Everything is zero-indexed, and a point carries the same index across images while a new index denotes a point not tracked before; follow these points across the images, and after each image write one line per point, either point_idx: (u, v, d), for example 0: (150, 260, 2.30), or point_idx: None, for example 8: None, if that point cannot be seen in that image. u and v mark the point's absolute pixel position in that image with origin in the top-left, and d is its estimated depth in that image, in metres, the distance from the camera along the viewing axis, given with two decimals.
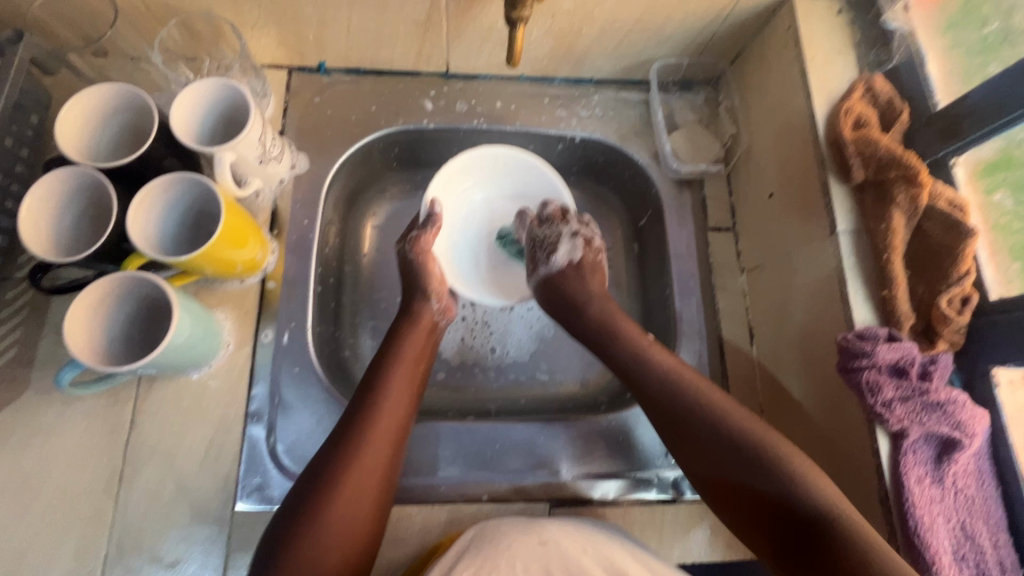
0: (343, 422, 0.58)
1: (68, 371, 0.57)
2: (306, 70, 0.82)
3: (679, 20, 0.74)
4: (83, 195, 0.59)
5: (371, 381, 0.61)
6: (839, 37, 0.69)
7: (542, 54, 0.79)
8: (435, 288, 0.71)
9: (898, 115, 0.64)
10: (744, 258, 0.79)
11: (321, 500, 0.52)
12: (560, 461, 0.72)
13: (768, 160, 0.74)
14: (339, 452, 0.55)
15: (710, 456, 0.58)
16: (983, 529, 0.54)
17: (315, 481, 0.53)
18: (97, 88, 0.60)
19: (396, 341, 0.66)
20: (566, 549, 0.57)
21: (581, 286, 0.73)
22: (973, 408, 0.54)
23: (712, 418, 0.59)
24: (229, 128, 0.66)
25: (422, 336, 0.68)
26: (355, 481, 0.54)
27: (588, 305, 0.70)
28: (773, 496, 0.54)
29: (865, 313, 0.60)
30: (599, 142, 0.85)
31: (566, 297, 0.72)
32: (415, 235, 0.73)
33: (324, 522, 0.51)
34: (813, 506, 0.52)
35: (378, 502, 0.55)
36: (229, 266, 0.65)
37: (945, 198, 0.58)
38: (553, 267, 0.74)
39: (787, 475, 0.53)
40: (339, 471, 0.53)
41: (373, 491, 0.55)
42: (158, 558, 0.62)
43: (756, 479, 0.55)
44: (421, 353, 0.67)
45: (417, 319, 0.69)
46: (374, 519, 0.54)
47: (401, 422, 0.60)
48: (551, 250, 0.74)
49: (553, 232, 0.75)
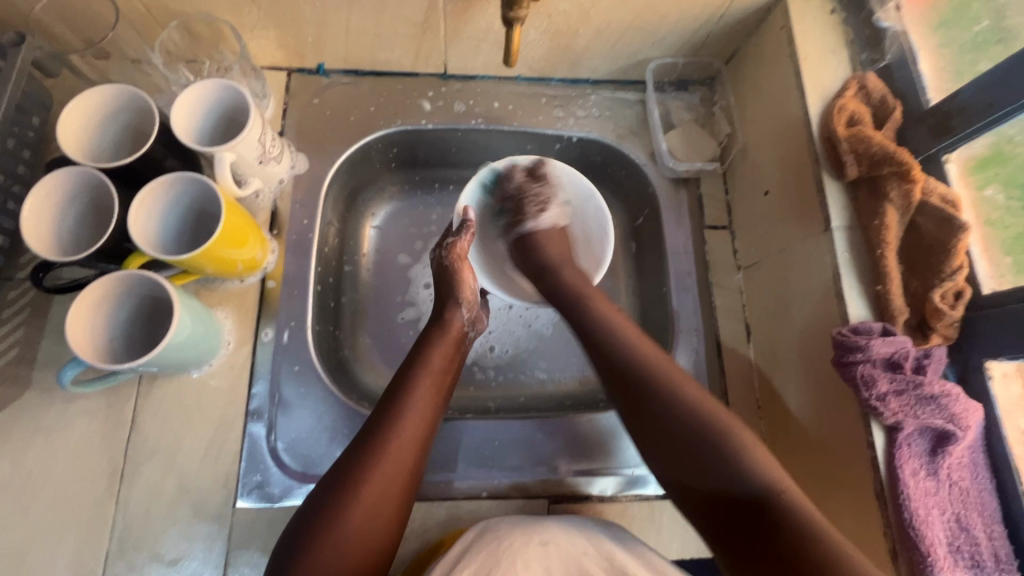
0: (365, 430, 0.57)
1: (71, 368, 0.57)
2: (305, 72, 0.82)
3: (674, 21, 0.74)
4: (86, 196, 0.60)
5: (395, 390, 0.60)
6: (832, 36, 0.70)
7: (539, 55, 0.80)
8: (467, 296, 0.71)
9: (891, 113, 0.65)
10: (740, 256, 0.80)
11: (341, 509, 0.51)
12: (559, 457, 0.73)
13: (763, 158, 0.75)
14: (360, 462, 0.54)
15: (660, 425, 0.56)
16: (978, 521, 0.54)
17: (336, 490, 0.53)
18: (96, 91, 0.61)
19: (425, 349, 0.65)
20: (566, 550, 0.57)
21: (559, 245, 0.77)
22: (967, 401, 0.55)
23: (676, 403, 0.56)
24: (229, 129, 0.67)
25: (450, 346, 0.66)
26: (377, 492, 0.53)
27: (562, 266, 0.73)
28: (709, 466, 0.53)
29: (859, 308, 0.61)
30: (596, 141, 0.86)
31: (545, 255, 0.75)
32: (452, 242, 0.72)
33: (344, 532, 0.51)
34: (759, 483, 0.51)
35: (397, 514, 0.54)
36: (229, 266, 0.66)
37: (937, 194, 0.59)
38: (541, 223, 0.78)
39: (724, 449, 0.53)
40: (360, 481, 0.53)
41: (395, 501, 0.54)
42: (159, 556, 0.63)
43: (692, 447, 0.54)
44: (449, 364, 0.65)
45: (448, 326, 0.68)
46: (393, 529, 0.54)
47: (425, 432, 0.59)
48: (541, 208, 0.78)
49: (546, 191, 0.79)
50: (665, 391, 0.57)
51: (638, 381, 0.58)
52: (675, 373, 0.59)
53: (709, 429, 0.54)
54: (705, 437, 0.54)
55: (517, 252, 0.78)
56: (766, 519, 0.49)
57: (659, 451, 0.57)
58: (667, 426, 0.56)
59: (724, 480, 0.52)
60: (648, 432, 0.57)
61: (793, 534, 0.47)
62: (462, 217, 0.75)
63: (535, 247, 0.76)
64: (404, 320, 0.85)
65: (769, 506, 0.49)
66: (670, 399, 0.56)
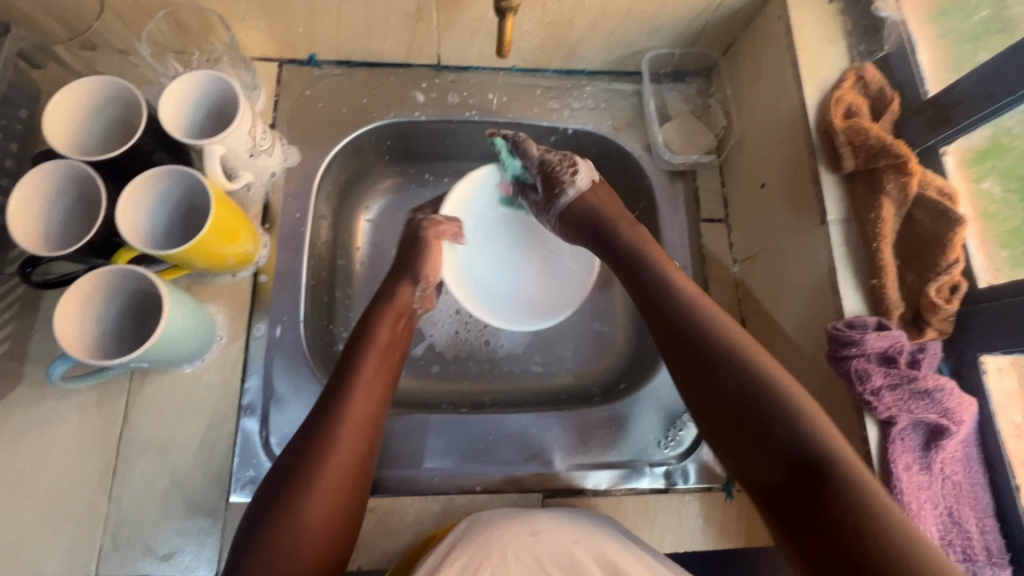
0: (316, 412, 0.57)
1: (60, 364, 0.57)
2: (297, 63, 0.81)
3: (669, 11, 0.73)
4: (71, 193, 0.59)
5: (343, 371, 0.60)
6: (829, 26, 0.69)
7: (533, 45, 0.79)
8: (426, 273, 0.71)
9: (888, 104, 0.64)
10: (736, 249, 0.80)
11: (296, 492, 0.51)
12: (553, 451, 0.73)
13: (760, 150, 0.74)
14: (312, 444, 0.54)
15: (720, 384, 0.55)
16: (970, 514, 0.54)
17: (291, 473, 0.52)
18: (66, 89, 0.59)
19: (372, 325, 0.65)
20: (557, 539, 0.57)
21: (601, 209, 0.69)
22: (962, 396, 0.55)
23: (748, 362, 0.54)
24: (218, 122, 0.66)
25: (398, 320, 0.67)
26: (331, 473, 0.53)
27: (613, 220, 0.68)
28: (766, 427, 0.51)
29: (854, 302, 0.60)
30: (592, 134, 0.85)
31: (591, 217, 0.69)
32: (438, 219, 0.74)
33: (300, 515, 0.50)
34: (821, 449, 0.49)
35: (354, 491, 0.55)
36: (220, 260, 0.65)
37: (934, 186, 0.58)
38: (579, 190, 0.69)
39: (784, 415, 0.51)
40: (314, 463, 0.53)
41: (351, 481, 0.54)
42: (152, 551, 0.63)
43: (750, 409, 0.52)
44: (396, 338, 0.66)
45: (396, 298, 0.69)
46: (351, 508, 0.54)
47: (376, 410, 0.59)
48: (572, 173, 0.69)
49: (564, 155, 0.70)
50: (725, 353, 0.55)
51: (695, 341, 0.57)
52: (742, 336, 0.57)
53: (779, 400, 0.52)
54: (764, 399, 0.52)
55: (557, 224, 0.72)
56: (818, 483, 0.47)
57: (720, 416, 0.55)
58: (734, 388, 0.54)
59: (788, 450, 0.50)
60: (710, 407, 0.55)
61: (845, 504, 0.45)
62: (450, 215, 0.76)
63: (573, 217, 0.70)
64: None
65: (825, 474, 0.47)
66: (740, 363, 0.54)
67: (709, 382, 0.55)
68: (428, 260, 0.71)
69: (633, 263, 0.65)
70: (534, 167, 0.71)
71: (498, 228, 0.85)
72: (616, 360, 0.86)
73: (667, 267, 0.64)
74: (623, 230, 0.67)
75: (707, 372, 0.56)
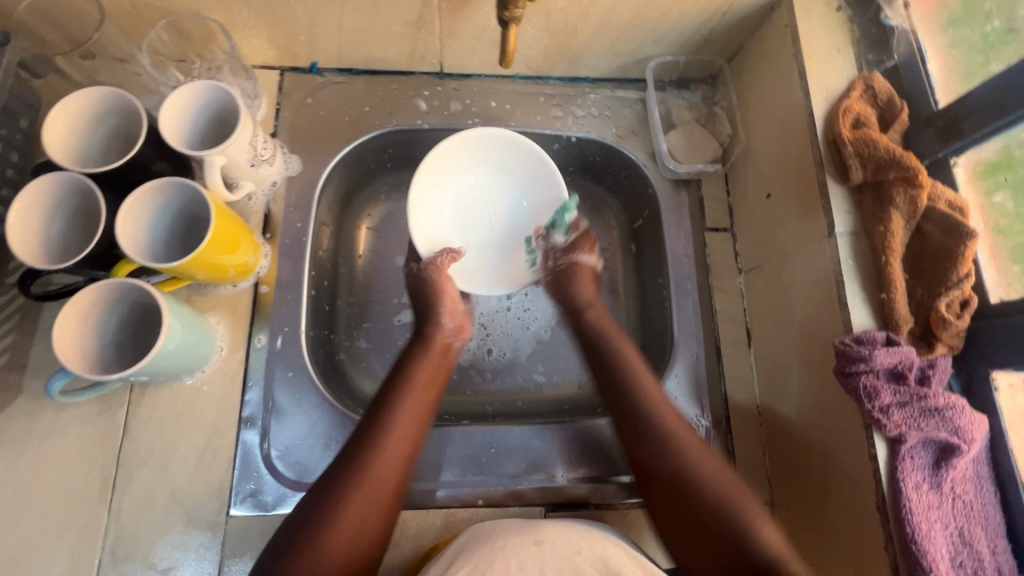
0: (350, 446, 0.57)
1: (59, 379, 0.56)
2: (298, 71, 0.81)
3: (674, 18, 0.73)
4: (63, 213, 0.58)
5: (380, 405, 0.60)
6: (837, 34, 0.68)
7: (537, 53, 0.78)
8: (446, 306, 0.70)
9: (897, 114, 0.63)
10: (742, 259, 0.79)
11: (323, 525, 0.51)
12: (556, 464, 0.72)
13: (766, 160, 0.73)
14: (343, 478, 0.54)
15: (655, 475, 0.59)
16: (980, 534, 0.53)
17: (319, 506, 0.52)
18: (53, 109, 0.58)
19: (411, 362, 0.65)
20: (561, 550, 0.55)
21: (588, 293, 0.73)
22: (972, 413, 0.54)
23: (677, 453, 0.59)
24: (219, 132, 0.66)
25: (437, 358, 0.67)
26: (358, 509, 0.53)
27: (592, 307, 0.72)
28: (713, 526, 0.55)
29: (863, 316, 0.59)
30: (596, 142, 0.84)
31: (572, 292, 0.73)
32: (433, 258, 0.72)
33: (322, 550, 0.50)
34: (765, 552, 0.52)
35: (379, 527, 0.54)
36: (220, 271, 0.65)
37: (945, 199, 0.58)
38: (589, 264, 0.75)
39: (727, 510, 0.55)
40: (343, 497, 0.53)
41: (376, 518, 0.54)
42: (151, 564, 0.62)
43: (688, 509, 0.56)
44: (438, 375, 0.66)
45: (434, 336, 0.69)
46: (374, 545, 0.54)
47: (411, 447, 0.58)
48: (591, 251, 0.76)
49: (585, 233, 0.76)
50: (666, 437, 0.60)
51: (637, 422, 0.62)
52: (672, 419, 0.62)
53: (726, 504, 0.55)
54: (705, 498, 0.56)
55: (550, 282, 0.76)
56: None
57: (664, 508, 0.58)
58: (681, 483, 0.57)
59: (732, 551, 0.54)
60: (653, 496, 0.59)
61: None
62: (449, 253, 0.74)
63: (570, 284, 0.74)
64: (401, 323, 0.84)
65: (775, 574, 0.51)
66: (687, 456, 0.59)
67: (647, 471, 0.60)
68: (443, 293, 0.70)
69: (596, 342, 0.70)
70: (573, 237, 0.76)
71: (484, 182, 0.80)
72: None
73: (625, 354, 0.68)
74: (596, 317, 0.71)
75: (647, 460, 0.60)
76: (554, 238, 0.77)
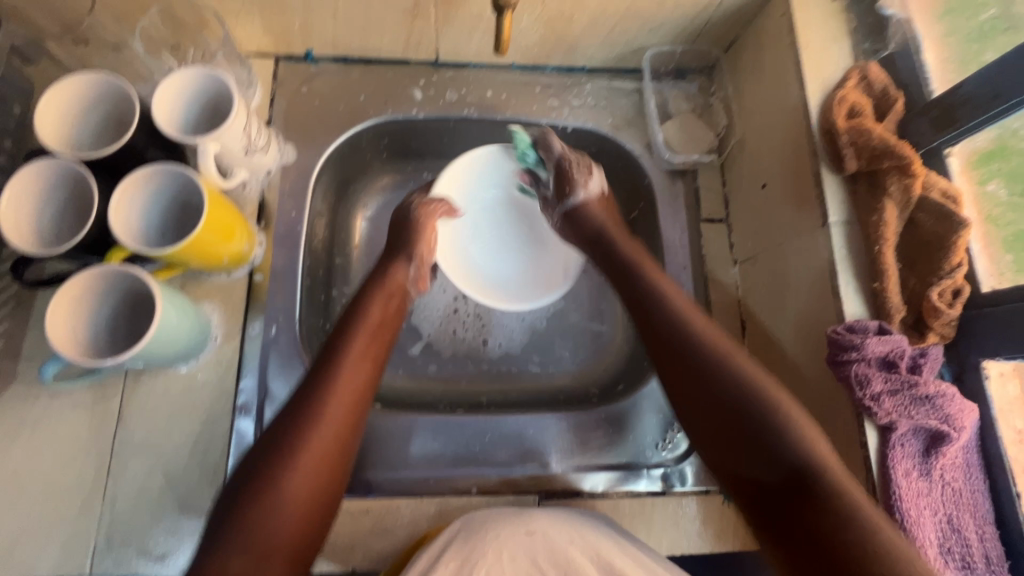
0: (308, 377, 0.56)
1: (51, 364, 0.56)
2: (293, 60, 0.80)
3: (671, 7, 0.72)
4: (54, 204, 0.58)
5: (336, 340, 0.60)
6: (834, 23, 0.67)
7: (532, 42, 0.78)
8: (419, 252, 0.73)
9: (892, 105, 0.63)
10: (737, 250, 0.79)
11: (286, 451, 0.49)
12: (550, 452, 0.73)
13: (762, 150, 0.73)
14: (304, 403, 0.53)
15: (697, 394, 0.56)
16: (970, 522, 0.54)
17: (280, 431, 0.51)
18: (47, 94, 0.58)
19: (363, 303, 0.65)
20: (556, 542, 0.56)
21: (605, 217, 0.75)
22: (963, 401, 0.54)
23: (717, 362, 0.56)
24: (212, 119, 0.65)
25: (393, 298, 0.67)
26: (322, 435, 0.52)
27: (607, 234, 0.73)
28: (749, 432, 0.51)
29: (855, 306, 0.59)
30: (592, 132, 0.84)
31: (594, 223, 0.74)
32: (425, 202, 0.77)
33: (285, 480, 0.48)
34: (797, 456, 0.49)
35: (344, 460, 0.53)
36: (215, 259, 0.65)
37: (938, 189, 0.58)
38: (590, 193, 0.76)
39: (763, 417, 0.51)
40: (307, 421, 0.52)
41: (340, 450, 0.53)
42: (147, 551, 0.63)
43: (729, 419, 0.53)
44: (390, 315, 0.66)
45: (390, 279, 0.69)
46: (338, 479, 0.52)
47: (368, 379, 0.58)
48: (586, 175, 0.75)
49: (582, 156, 0.76)
50: (719, 357, 0.56)
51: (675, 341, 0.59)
52: (728, 345, 0.58)
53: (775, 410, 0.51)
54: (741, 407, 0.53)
55: (562, 224, 0.78)
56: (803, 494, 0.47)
57: (713, 430, 0.54)
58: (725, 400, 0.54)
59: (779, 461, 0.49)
60: (708, 417, 0.54)
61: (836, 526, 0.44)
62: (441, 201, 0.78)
63: (580, 217, 0.75)
64: None
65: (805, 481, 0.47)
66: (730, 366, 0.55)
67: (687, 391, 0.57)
68: (422, 235, 0.74)
69: (627, 271, 0.68)
70: (551, 161, 0.77)
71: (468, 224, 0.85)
72: (614, 361, 0.85)
73: (659, 284, 0.65)
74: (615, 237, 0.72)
75: (683, 368, 0.57)
76: (545, 187, 0.81)
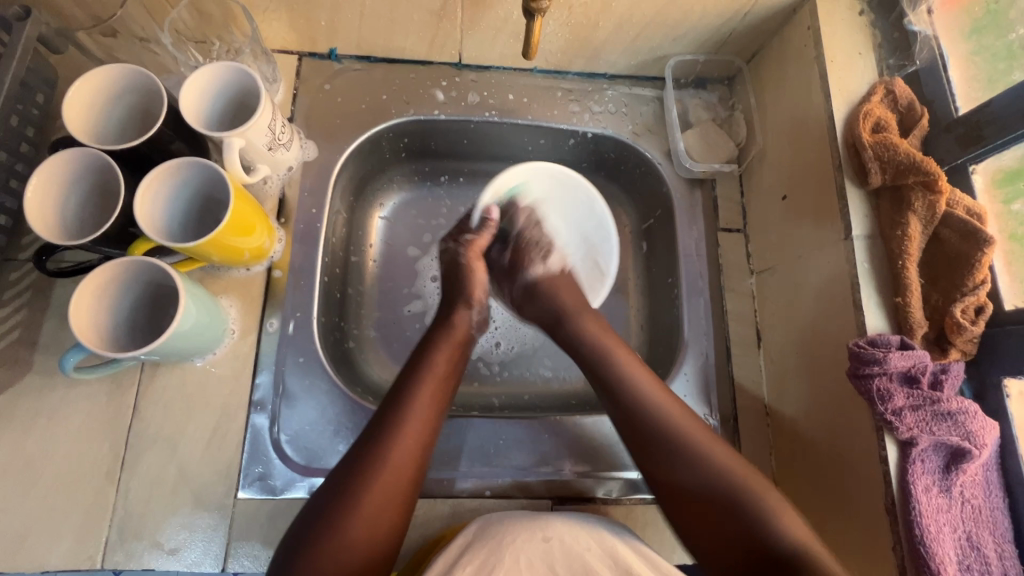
0: (369, 431, 0.57)
1: (73, 355, 0.56)
2: (317, 57, 0.80)
3: (696, 16, 0.73)
4: (77, 196, 0.58)
5: (401, 391, 0.60)
6: (859, 39, 0.68)
7: (557, 47, 0.78)
8: (476, 295, 0.72)
9: (918, 120, 0.63)
10: (754, 260, 0.79)
11: (343, 510, 0.51)
12: (564, 458, 0.72)
13: (783, 161, 0.73)
14: (364, 461, 0.54)
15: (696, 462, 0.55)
16: (989, 539, 0.54)
17: (340, 488, 0.53)
18: (76, 84, 0.57)
19: (428, 352, 0.65)
20: (569, 546, 0.55)
21: (561, 293, 0.73)
22: (984, 419, 0.54)
23: None
24: (238, 114, 0.65)
25: (458, 347, 0.67)
26: (376, 498, 0.53)
27: (567, 318, 0.70)
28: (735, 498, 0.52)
29: (877, 320, 0.59)
30: (612, 138, 0.84)
31: (554, 303, 0.72)
32: (472, 236, 0.75)
33: (343, 538, 0.50)
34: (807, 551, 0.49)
35: (400, 517, 0.54)
36: (236, 254, 0.64)
37: (962, 206, 0.58)
38: (546, 270, 0.75)
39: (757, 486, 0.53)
40: (365, 480, 0.53)
41: (396, 509, 0.54)
42: (158, 544, 0.62)
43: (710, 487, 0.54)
44: (455, 364, 0.65)
45: (455, 327, 0.68)
46: (395, 536, 0.54)
47: (428, 436, 0.58)
48: (544, 255, 0.76)
49: (546, 238, 0.77)
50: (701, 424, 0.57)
51: None
52: None
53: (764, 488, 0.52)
54: None
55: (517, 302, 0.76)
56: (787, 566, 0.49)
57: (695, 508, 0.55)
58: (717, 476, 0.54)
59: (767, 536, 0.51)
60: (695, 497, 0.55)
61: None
62: (485, 214, 0.75)
63: (540, 294, 0.73)
64: (410, 313, 0.84)
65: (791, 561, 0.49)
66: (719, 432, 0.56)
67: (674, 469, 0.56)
68: (472, 283, 0.72)
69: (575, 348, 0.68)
70: (502, 252, 0.78)
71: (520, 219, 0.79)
72: None
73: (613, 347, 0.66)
74: (577, 325, 0.69)
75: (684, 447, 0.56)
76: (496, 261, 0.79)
